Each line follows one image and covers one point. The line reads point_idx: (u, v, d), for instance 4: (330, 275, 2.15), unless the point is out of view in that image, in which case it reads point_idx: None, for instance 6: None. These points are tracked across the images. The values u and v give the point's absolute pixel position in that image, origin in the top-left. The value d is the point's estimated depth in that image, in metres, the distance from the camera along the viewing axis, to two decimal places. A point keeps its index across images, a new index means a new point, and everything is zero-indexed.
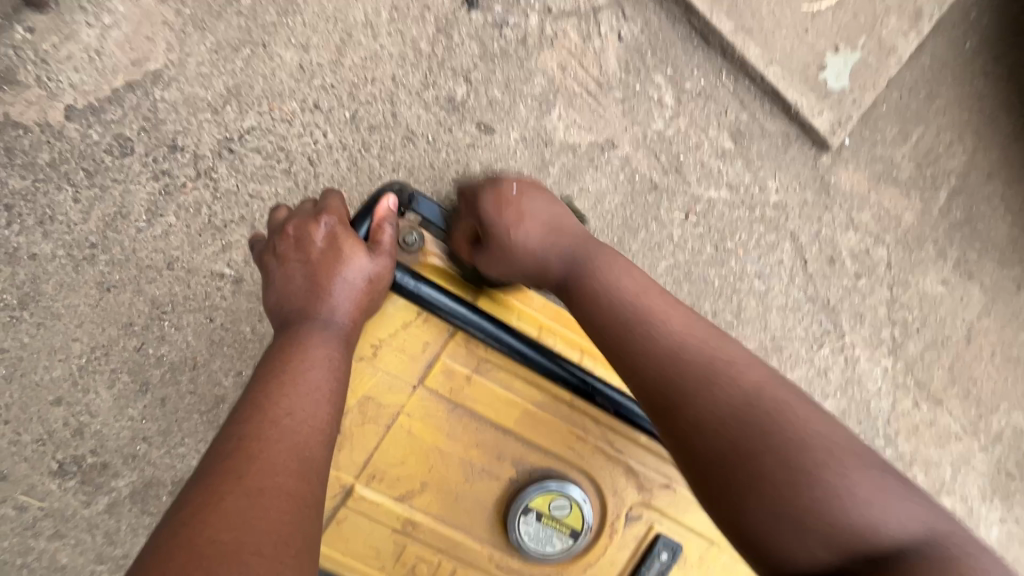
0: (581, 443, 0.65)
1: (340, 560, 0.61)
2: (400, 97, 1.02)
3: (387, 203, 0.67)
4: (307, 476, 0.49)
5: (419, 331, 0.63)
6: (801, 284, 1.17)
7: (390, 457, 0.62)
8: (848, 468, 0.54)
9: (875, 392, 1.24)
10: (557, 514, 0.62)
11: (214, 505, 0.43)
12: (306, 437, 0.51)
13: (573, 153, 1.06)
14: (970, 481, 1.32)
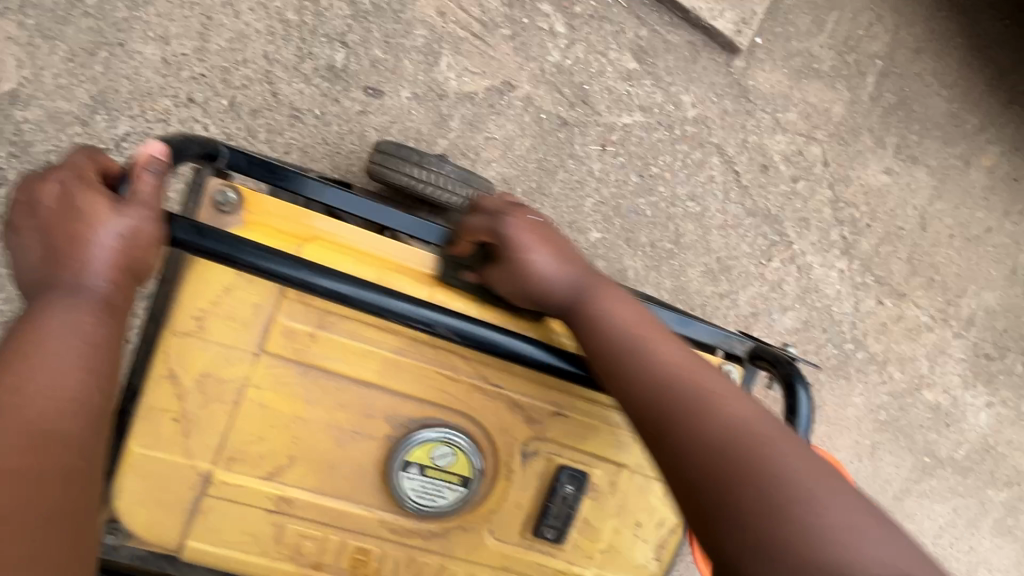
0: (454, 383, 0.52)
1: (221, 550, 0.53)
2: (277, 74, 0.96)
3: (151, 149, 0.52)
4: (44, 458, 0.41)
5: (244, 293, 0.50)
6: (738, 199, 1.12)
7: (240, 436, 0.51)
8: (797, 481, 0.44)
9: (836, 296, 1.20)
10: (439, 462, 0.52)
11: None
12: (37, 415, 0.42)
13: (471, 102, 1.00)
14: (949, 370, 1.29)
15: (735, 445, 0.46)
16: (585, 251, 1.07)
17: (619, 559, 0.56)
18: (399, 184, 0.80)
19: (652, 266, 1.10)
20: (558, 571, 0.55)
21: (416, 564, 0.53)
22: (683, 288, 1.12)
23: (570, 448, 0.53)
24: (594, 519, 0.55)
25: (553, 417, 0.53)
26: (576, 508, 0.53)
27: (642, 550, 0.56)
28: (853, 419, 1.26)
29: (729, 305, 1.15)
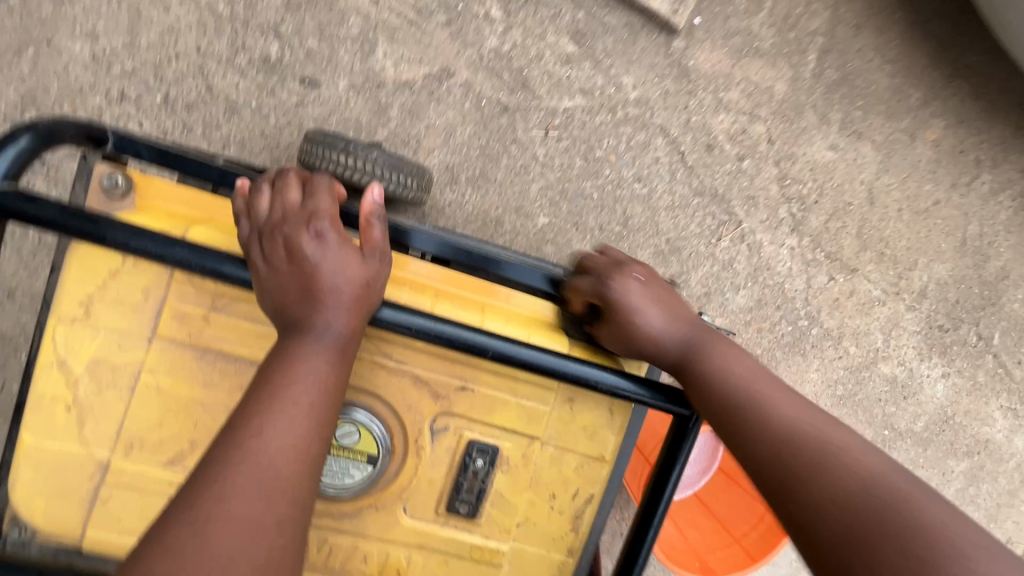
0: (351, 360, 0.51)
1: (120, 538, 0.56)
2: (210, 67, 0.95)
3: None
4: None
5: (132, 278, 0.54)
6: (685, 179, 1.12)
7: (140, 422, 0.55)
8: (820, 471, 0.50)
9: (787, 273, 1.21)
10: (341, 441, 0.50)
11: None
12: None
13: (410, 90, 1.00)
14: (904, 343, 1.30)
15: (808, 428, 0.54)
16: (534, 237, 1.07)
17: (537, 532, 0.55)
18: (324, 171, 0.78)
19: (602, 250, 1.11)
20: (476, 547, 0.54)
21: (327, 545, 0.51)
22: None
23: (478, 421, 0.53)
24: (510, 494, 0.54)
25: (458, 391, 0.52)
26: (487, 482, 0.53)
27: (559, 521, 0.55)
28: (811, 395, 1.27)
29: (681, 286, 1.15)
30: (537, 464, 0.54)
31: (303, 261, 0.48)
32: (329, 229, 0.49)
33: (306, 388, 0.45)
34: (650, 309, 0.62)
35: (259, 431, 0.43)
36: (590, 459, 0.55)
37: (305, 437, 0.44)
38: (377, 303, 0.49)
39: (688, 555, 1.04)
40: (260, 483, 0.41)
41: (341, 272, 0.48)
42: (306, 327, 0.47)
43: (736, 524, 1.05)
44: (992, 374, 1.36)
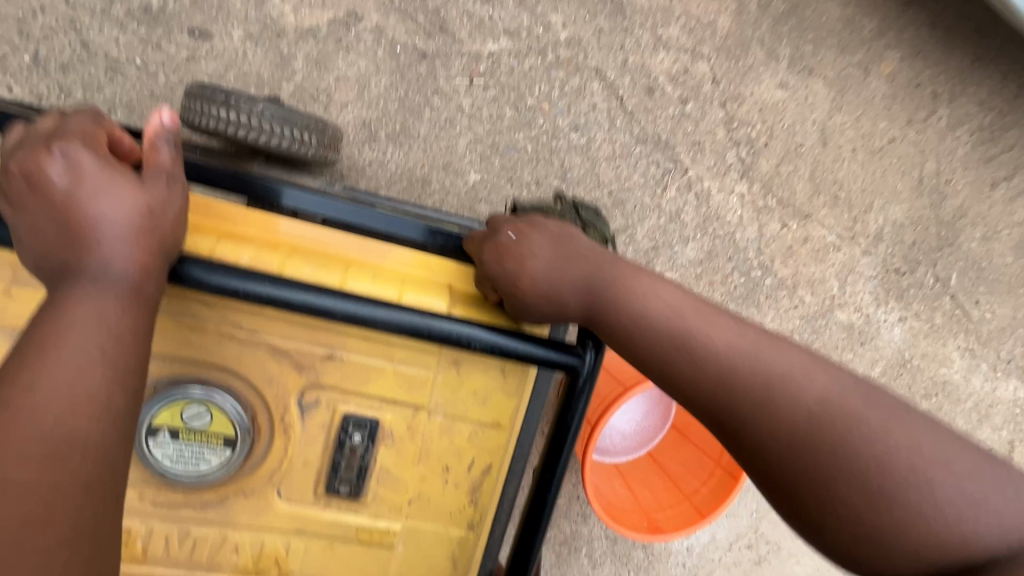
0: (196, 335, 0.46)
1: None
2: (83, 22, 0.85)
3: None
4: None
5: None
6: (625, 126, 1.06)
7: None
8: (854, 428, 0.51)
9: (737, 222, 1.16)
10: (192, 422, 0.46)
11: None
12: None
13: (315, 39, 0.91)
14: (860, 288, 1.28)
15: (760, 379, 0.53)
16: (465, 195, 1.00)
17: (431, 510, 0.50)
18: (205, 128, 0.71)
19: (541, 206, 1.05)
20: (363, 529, 0.50)
21: (190, 537, 0.48)
22: None
23: (351, 392, 0.48)
24: (398, 471, 0.49)
25: (323, 361, 0.47)
26: (368, 460, 0.49)
27: (456, 496, 0.51)
28: None
29: (628, 241, 1.11)
30: (426, 436, 0.49)
31: (59, 196, 0.46)
32: (83, 155, 0.48)
33: (84, 335, 0.43)
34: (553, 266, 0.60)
35: (31, 387, 0.41)
36: (485, 427, 0.50)
37: (99, 388, 0.42)
38: (169, 233, 0.49)
39: (637, 514, 1.00)
40: (39, 445, 0.39)
41: (111, 203, 0.47)
42: (79, 271, 0.45)
43: (685, 479, 1.04)
44: (949, 315, 1.34)
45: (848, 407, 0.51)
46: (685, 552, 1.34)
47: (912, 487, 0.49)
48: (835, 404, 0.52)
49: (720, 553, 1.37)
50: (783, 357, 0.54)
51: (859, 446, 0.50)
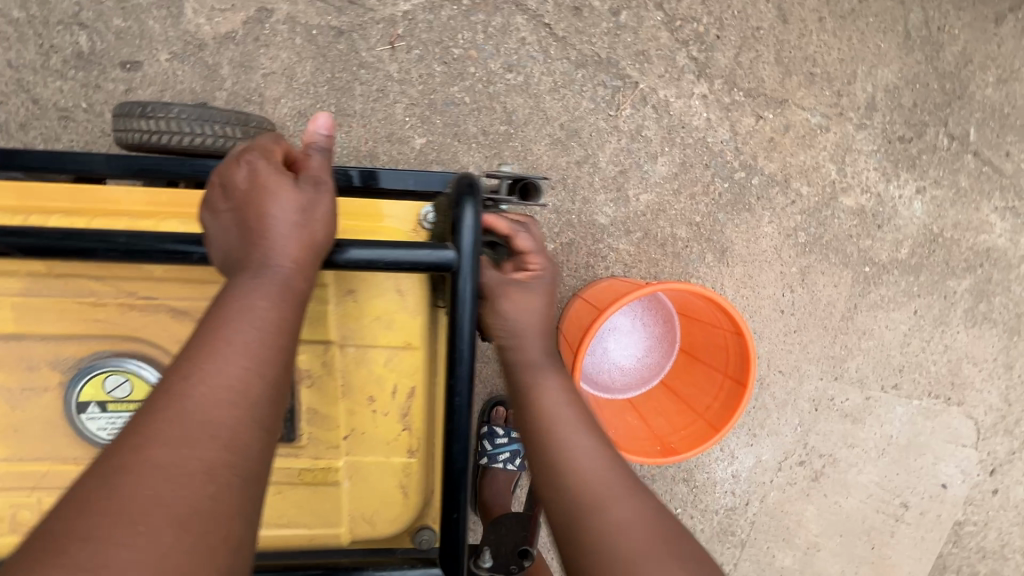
0: (95, 308, 0.46)
1: None
2: (28, 79, 0.91)
3: None
4: (192, 425, 0.37)
5: None
6: (560, 54, 1.03)
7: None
8: (591, 483, 0.55)
9: (706, 126, 1.10)
10: (118, 396, 0.47)
11: (108, 475, 0.34)
12: (162, 422, 0.37)
13: (234, 43, 0.94)
14: (863, 167, 1.17)
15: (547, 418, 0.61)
16: (415, 160, 1.00)
17: (368, 443, 0.51)
18: (134, 142, 0.75)
19: (494, 155, 1.03)
20: (306, 471, 0.51)
21: None
22: (535, 167, 1.05)
23: None
24: (325, 409, 0.50)
25: None
26: (292, 402, 0.49)
27: (387, 424, 0.51)
28: (771, 251, 1.18)
29: (592, 171, 1.07)
30: (344, 371, 0.50)
31: (237, 195, 0.44)
32: (259, 159, 0.46)
33: (241, 327, 0.41)
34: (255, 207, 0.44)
35: (204, 358, 0.39)
36: (397, 350, 0.50)
37: (240, 378, 0.40)
38: (321, 232, 0.43)
39: (649, 441, 0.97)
40: (218, 399, 0.38)
41: (276, 202, 0.44)
42: (244, 263, 0.43)
43: (699, 400, 1.00)
44: (976, 175, 1.21)
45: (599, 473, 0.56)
46: (732, 480, 1.29)
47: (600, 532, 0.51)
48: (599, 469, 0.56)
49: (771, 475, 1.30)
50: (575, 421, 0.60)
51: (582, 492, 0.54)
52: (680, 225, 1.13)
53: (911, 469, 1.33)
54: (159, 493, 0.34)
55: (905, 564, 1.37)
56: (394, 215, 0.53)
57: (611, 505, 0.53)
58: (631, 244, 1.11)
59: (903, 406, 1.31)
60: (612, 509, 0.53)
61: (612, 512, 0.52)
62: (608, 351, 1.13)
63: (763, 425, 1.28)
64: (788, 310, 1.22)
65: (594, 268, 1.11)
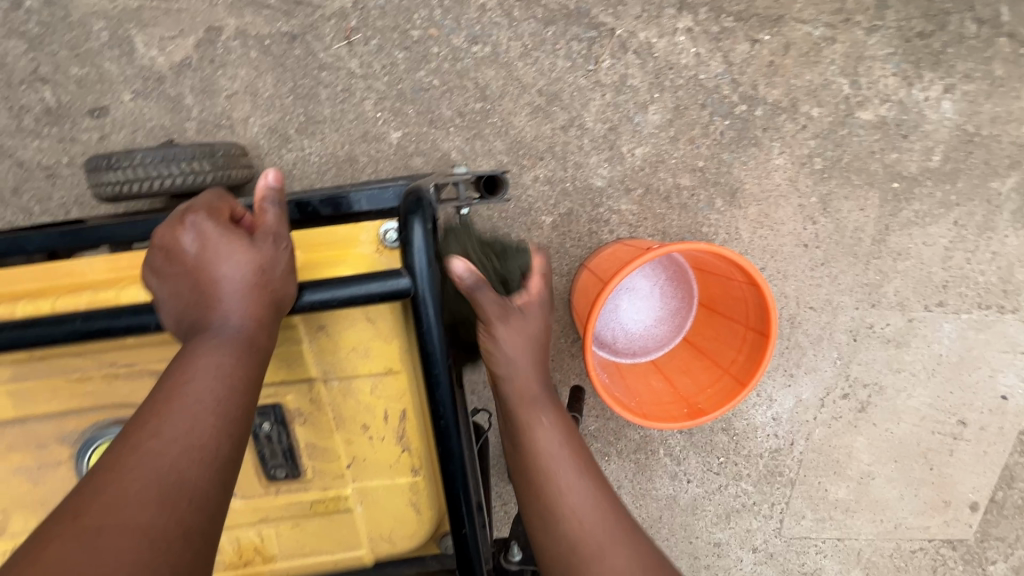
0: (83, 383, 0.47)
1: None
2: (9, 144, 0.92)
3: None
4: (157, 483, 0.35)
5: None
6: (525, 14, 0.96)
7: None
8: (566, 497, 0.59)
9: (696, 62, 1.01)
10: None
11: (59, 542, 0.32)
12: (121, 480, 0.35)
13: (192, 69, 0.92)
14: (879, 74, 1.06)
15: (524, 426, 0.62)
16: (395, 156, 0.97)
17: (372, 468, 0.51)
18: (110, 194, 0.75)
19: (474, 136, 0.99)
20: (318, 502, 0.52)
21: None
22: (519, 140, 1.00)
23: None
24: (323, 443, 0.51)
25: None
26: (287, 440, 0.50)
27: (386, 447, 0.51)
28: (786, 184, 1.10)
29: (579, 133, 1.02)
30: (333, 405, 0.50)
31: (189, 259, 0.43)
32: (208, 220, 0.43)
33: (205, 384, 0.39)
34: (209, 268, 0.42)
35: (167, 415, 0.38)
36: (381, 376, 0.49)
37: (210, 433, 0.38)
38: (283, 288, 0.42)
39: (676, 404, 0.95)
40: (189, 454, 0.37)
41: (232, 263, 0.42)
42: (203, 326, 0.42)
43: (723, 355, 0.97)
44: (1013, 60, 1.08)
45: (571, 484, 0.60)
46: (773, 423, 1.27)
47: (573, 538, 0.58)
48: (572, 479, 0.60)
49: (813, 412, 1.26)
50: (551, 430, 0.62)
51: (556, 502, 0.59)
52: (683, 173, 1.06)
53: (965, 385, 1.27)
54: (128, 556, 0.32)
55: (969, 481, 1.31)
56: (362, 240, 0.51)
57: (581, 516, 0.58)
58: (631, 203, 1.06)
59: (951, 323, 1.23)
60: (586, 521, 0.58)
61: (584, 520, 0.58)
62: (621, 313, 1.10)
63: (799, 363, 1.23)
64: (813, 243, 1.15)
65: (598, 234, 1.07)
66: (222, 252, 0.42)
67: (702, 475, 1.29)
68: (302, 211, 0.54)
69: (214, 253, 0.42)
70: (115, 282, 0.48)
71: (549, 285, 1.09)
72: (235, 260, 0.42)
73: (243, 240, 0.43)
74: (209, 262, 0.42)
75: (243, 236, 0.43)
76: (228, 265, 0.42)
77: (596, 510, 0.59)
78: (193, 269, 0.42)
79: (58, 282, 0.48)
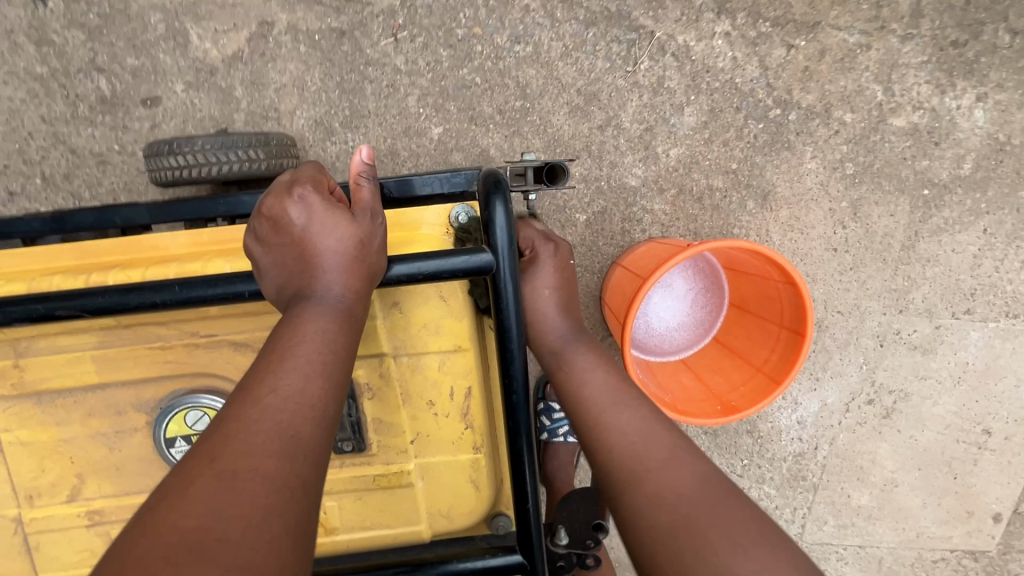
0: (165, 352, 0.49)
1: None
2: (63, 130, 0.94)
3: None
4: (277, 436, 0.38)
5: None
6: (568, 15, 0.98)
7: (20, 473, 0.51)
8: (645, 465, 0.55)
9: (732, 66, 1.03)
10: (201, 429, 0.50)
11: (196, 481, 0.35)
12: (246, 430, 0.37)
13: (243, 62, 0.94)
14: (913, 81, 1.08)
15: (587, 404, 0.65)
16: (436, 152, 0.99)
17: (435, 445, 0.53)
18: (170, 179, 0.77)
19: (514, 133, 1.01)
20: (380, 477, 0.53)
21: None
22: (557, 137, 1.02)
23: None
24: (389, 418, 0.52)
25: None
26: (356, 415, 0.51)
27: (450, 424, 0.52)
28: (817, 188, 1.12)
29: (616, 133, 1.03)
30: (401, 380, 0.51)
31: (295, 231, 0.46)
32: (314, 194, 0.46)
33: (312, 348, 0.42)
34: (315, 239, 0.45)
35: (281, 376, 0.41)
36: (449, 353, 0.50)
37: (320, 395, 0.41)
38: (376, 261, 0.44)
39: (709, 401, 0.96)
40: (303, 413, 0.40)
41: (335, 235, 0.45)
42: (306, 293, 0.44)
43: (755, 354, 0.98)
44: None
45: (647, 449, 0.56)
46: (797, 426, 1.27)
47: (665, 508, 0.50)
48: (647, 440, 0.58)
49: (838, 417, 1.27)
50: (615, 410, 0.63)
51: (636, 476, 0.54)
52: (716, 175, 1.08)
53: (991, 394, 1.27)
54: (258, 498, 0.35)
55: (992, 491, 1.31)
56: (428, 222, 0.53)
57: (664, 479, 0.52)
58: (665, 202, 1.08)
59: (978, 331, 1.23)
60: (672, 483, 0.52)
61: (669, 482, 0.52)
62: (652, 309, 1.11)
63: (825, 367, 1.24)
64: (842, 247, 1.16)
65: (630, 233, 1.08)
66: (327, 224, 0.45)
67: (725, 477, 1.29)
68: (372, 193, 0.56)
69: (320, 225, 0.45)
70: (197, 256, 0.50)
71: (580, 283, 1.10)
72: (338, 232, 0.45)
73: (346, 214, 0.45)
74: (314, 233, 0.45)
75: (345, 210, 0.46)
76: (331, 236, 0.45)
77: (681, 470, 0.53)
78: (299, 239, 0.45)
79: (144, 254, 0.51)
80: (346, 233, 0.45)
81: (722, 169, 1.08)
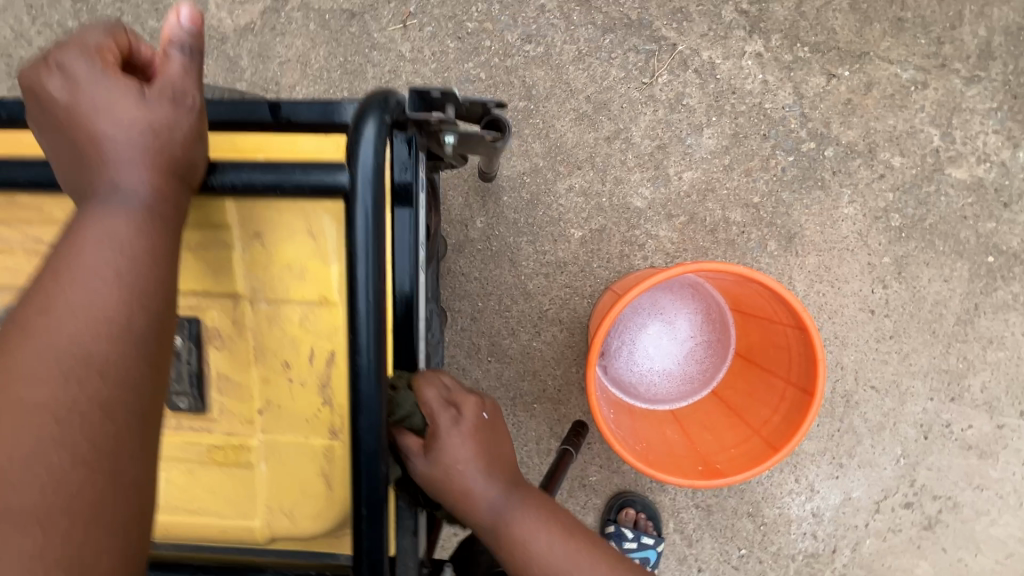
0: (1, 257, 0.49)
1: None
2: None
3: None
4: (59, 363, 0.34)
5: None
6: (584, 18, 0.93)
7: None
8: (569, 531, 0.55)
9: (762, 89, 0.94)
10: None
11: None
12: (19, 363, 0.34)
13: (254, 33, 0.95)
14: (978, 130, 0.94)
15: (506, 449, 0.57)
16: None
17: (284, 419, 0.45)
18: None
19: (512, 134, 0.95)
20: (215, 448, 0.46)
21: None
22: (559, 144, 0.95)
23: None
24: (238, 376, 0.45)
25: None
26: (197, 364, 0.44)
27: (306, 396, 0.44)
28: (855, 237, 0.97)
29: (625, 147, 0.95)
30: (256, 330, 0.45)
31: (69, 114, 0.40)
32: (83, 65, 0.40)
33: (106, 252, 0.37)
34: (91, 120, 0.39)
35: (69, 287, 0.36)
36: (313, 305, 0.44)
37: (114, 305, 0.36)
38: (182, 153, 0.40)
39: (689, 460, 0.80)
40: (87, 328, 0.35)
41: (117, 118, 0.39)
42: (94, 190, 0.39)
43: (755, 412, 0.82)
44: None
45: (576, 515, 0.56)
46: (812, 519, 1.05)
47: None
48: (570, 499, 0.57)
49: (864, 517, 1.05)
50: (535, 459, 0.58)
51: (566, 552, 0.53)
52: (734, 208, 0.96)
53: None
54: (29, 436, 0.32)
55: None
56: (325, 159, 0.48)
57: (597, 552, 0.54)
58: (672, 229, 0.97)
59: None
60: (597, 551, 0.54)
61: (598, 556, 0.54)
62: (640, 340, 0.96)
63: (851, 453, 1.04)
64: (881, 310, 0.99)
65: (629, 259, 0.97)
66: (103, 102, 0.39)
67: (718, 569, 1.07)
68: (274, 115, 0.50)
69: (93, 105, 0.39)
70: None
71: (567, 306, 0.99)
72: (120, 112, 0.39)
73: (130, 90, 0.40)
74: (88, 113, 0.39)
75: (130, 84, 0.40)
76: (113, 117, 0.39)
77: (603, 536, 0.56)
78: (71, 121, 0.40)
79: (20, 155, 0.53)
80: (128, 113, 0.39)
81: (742, 200, 0.96)
